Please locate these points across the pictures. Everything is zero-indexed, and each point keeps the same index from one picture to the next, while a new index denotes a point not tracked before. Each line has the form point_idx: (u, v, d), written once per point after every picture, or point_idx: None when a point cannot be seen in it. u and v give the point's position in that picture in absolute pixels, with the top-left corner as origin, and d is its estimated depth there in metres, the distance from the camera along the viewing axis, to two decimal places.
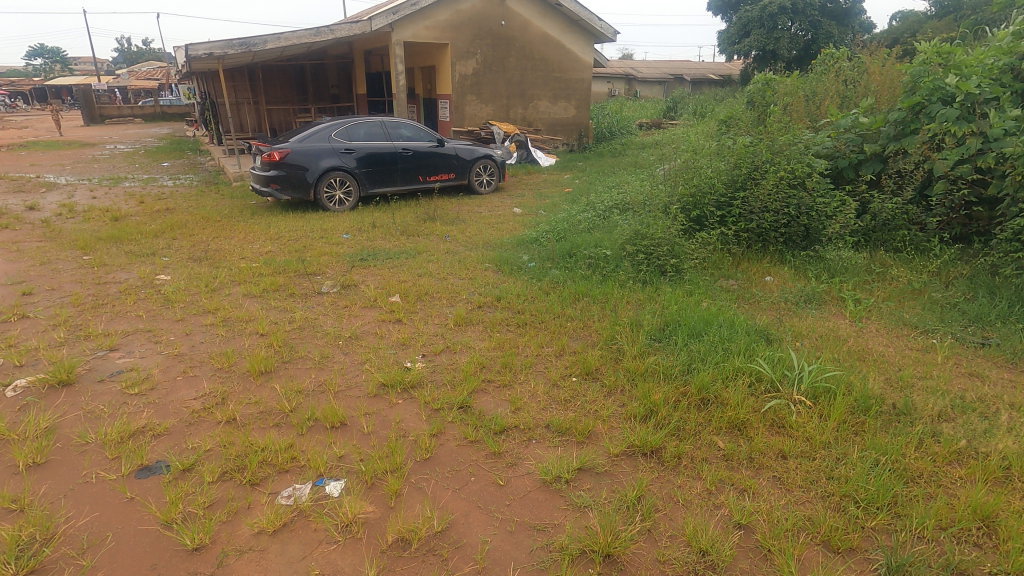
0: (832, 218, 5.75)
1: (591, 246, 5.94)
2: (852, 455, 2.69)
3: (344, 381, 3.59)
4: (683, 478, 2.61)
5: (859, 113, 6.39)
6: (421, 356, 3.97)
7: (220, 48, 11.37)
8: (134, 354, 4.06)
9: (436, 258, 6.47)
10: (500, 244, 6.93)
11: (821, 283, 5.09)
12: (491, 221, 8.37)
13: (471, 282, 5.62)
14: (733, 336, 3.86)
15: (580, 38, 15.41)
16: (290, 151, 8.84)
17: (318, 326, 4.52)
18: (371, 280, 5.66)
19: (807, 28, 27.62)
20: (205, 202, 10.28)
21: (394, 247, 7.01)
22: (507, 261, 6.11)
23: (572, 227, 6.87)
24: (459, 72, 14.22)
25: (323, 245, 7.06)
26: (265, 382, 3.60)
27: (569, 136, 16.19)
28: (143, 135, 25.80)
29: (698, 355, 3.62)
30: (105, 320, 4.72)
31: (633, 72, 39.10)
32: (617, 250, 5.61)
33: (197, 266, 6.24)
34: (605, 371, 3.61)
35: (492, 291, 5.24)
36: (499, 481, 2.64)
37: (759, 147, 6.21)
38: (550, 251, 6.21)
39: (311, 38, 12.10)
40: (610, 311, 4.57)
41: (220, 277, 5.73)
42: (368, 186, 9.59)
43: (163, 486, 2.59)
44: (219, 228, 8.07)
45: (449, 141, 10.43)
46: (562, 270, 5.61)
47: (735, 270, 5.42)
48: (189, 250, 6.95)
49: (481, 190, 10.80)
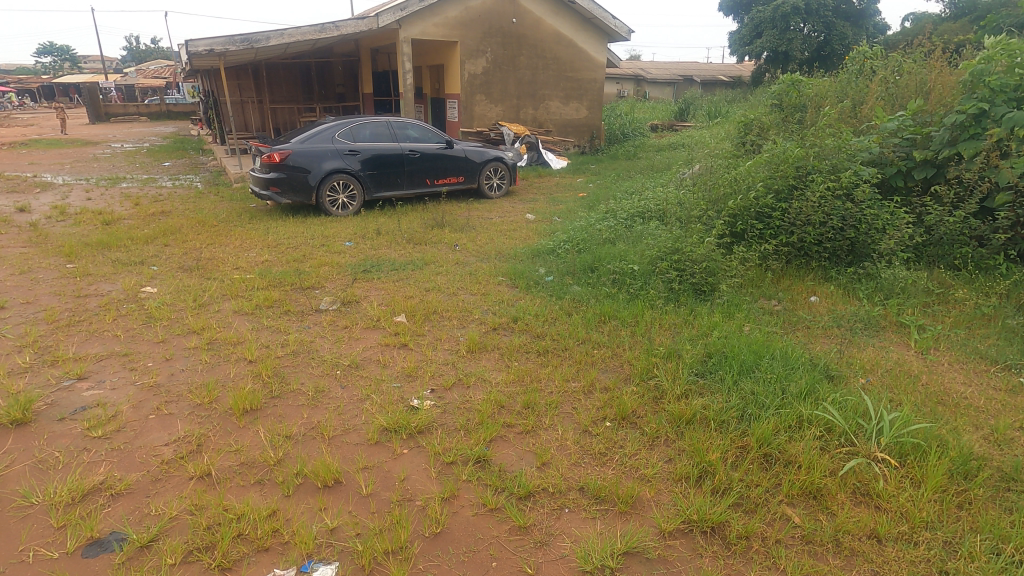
0: (881, 232, 5.23)
1: (615, 260, 5.44)
2: (966, 542, 2.17)
3: (340, 424, 3.10)
4: (759, 571, 2.10)
5: (908, 115, 5.86)
6: (429, 390, 3.47)
7: (221, 44, 10.92)
8: (104, 384, 3.57)
9: (445, 271, 5.98)
10: (514, 255, 6.43)
11: (874, 305, 4.56)
12: (503, 229, 7.87)
13: (483, 299, 5.11)
14: (791, 373, 3.34)
15: (593, 36, 14.89)
16: (291, 152, 8.38)
17: (313, 352, 4.03)
18: (375, 296, 5.17)
19: (820, 30, 26.95)
20: (203, 205, 9.82)
21: (400, 258, 6.52)
22: (522, 274, 5.62)
23: (592, 237, 6.36)
24: (468, 71, 13.74)
25: (325, 255, 6.58)
26: (248, 424, 3.10)
27: (581, 137, 15.66)
28: (147, 134, 25.41)
29: (752, 397, 3.10)
30: (78, 341, 4.24)
31: (642, 73, 38.50)
32: (644, 265, 5.10)
33: (187, 277, 5.77)
34: (644, 416, 3.10)
35: (507, 311, 4.73)
36: (527, 569, 2.13)
37: (798, 150, 5.70)
38: (570, 264, 5.70)
39: (315, 35, 11.64)
40: (643, 338, 4.07)
41: (210, 291, 5.25)
42: (373, 189, 9.12)
43: (113, 571, 2.11)
44: (214, 234, 7.61)
45: (458, 142, 9.95)
46: (584, 286, 5.12)
47: (776, 289, 4.91)
48: (180, 258, 6.48)
49: (491, 194, 10.31)
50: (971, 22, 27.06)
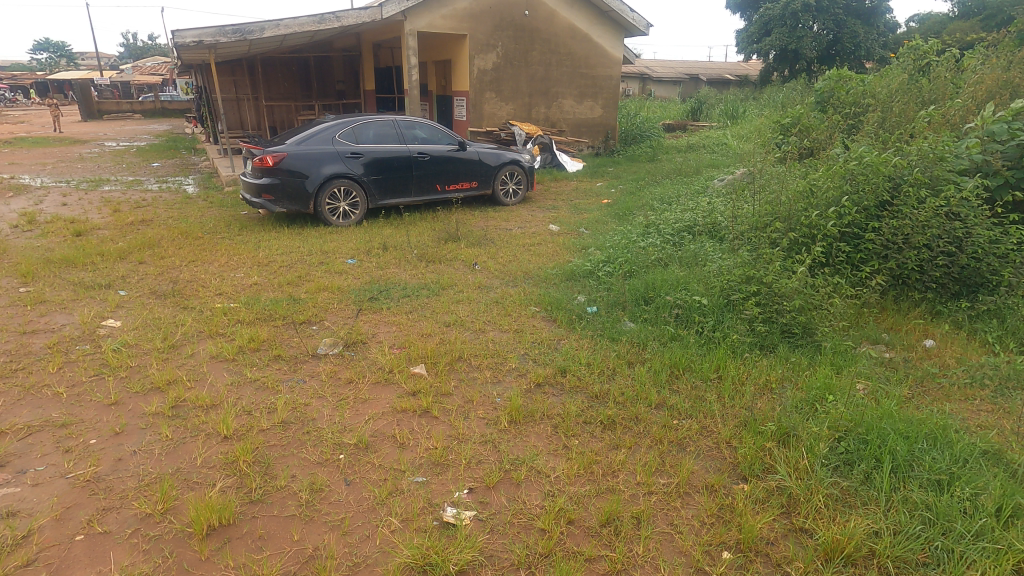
0: (1001, 259, 4.34)
1: (674, 289, 4.53)
2: None
3: (346, 557, 2.17)
4: None
5: (1012, 117, 4.98)
6: (466, 490, 2.54)
7: (210, 35, 9.94)
8: (23, 478, 2.64)
9: (466, 298, 5.05)
10: (544, 278, 5.50)
11: (1011, 354, 3.69)
12: (526, 242, 6.94)
13: (517, 339, 4.18)
14: (969, 469, 2.45)
15: (609, 31, 13.94)
16: (286, 155, 7.44)
17: (308, 423, 3.09)
18: (386, 336, 4.24)
19: (831, 28, 25.85)
20: (189, 212, 8.88)
21: (411, 280, 5.60)
22: (561, 306, 4.69)
23: (638, 257, 5.43)
24: (478, 67, 12.78)
25: (323, 277, 5.64)
26: (213, 555, 2.17)
27: (595, 137, 14.72)
28: (138, 134, 23.84)
29: (931, 516, 2.22)
30: (7, 402, 3.31)
31: (648, 72, 37.47)
32: (714, 298, 4.19)
33: (160, 308, 4.83)
34: (779, 544, 2.21)
35: (551, 359, 3.81)
36: None
37: (887, 157, 4.81)
38: (617, 293, 4.78)
39: (314, 26, 10.68)
40: (737, 404, 3.16)
41: (185, 328, 4.33)
42: (378, 196, 8.19)
43: None
44: (198, 249, 6.68)
45: (471, 144, 9.00)
46: (641, 324, 4.21)
47: (881, 331, 4.02)
48: (155, 281, 5.54)
49: (506, 201, 9.38)
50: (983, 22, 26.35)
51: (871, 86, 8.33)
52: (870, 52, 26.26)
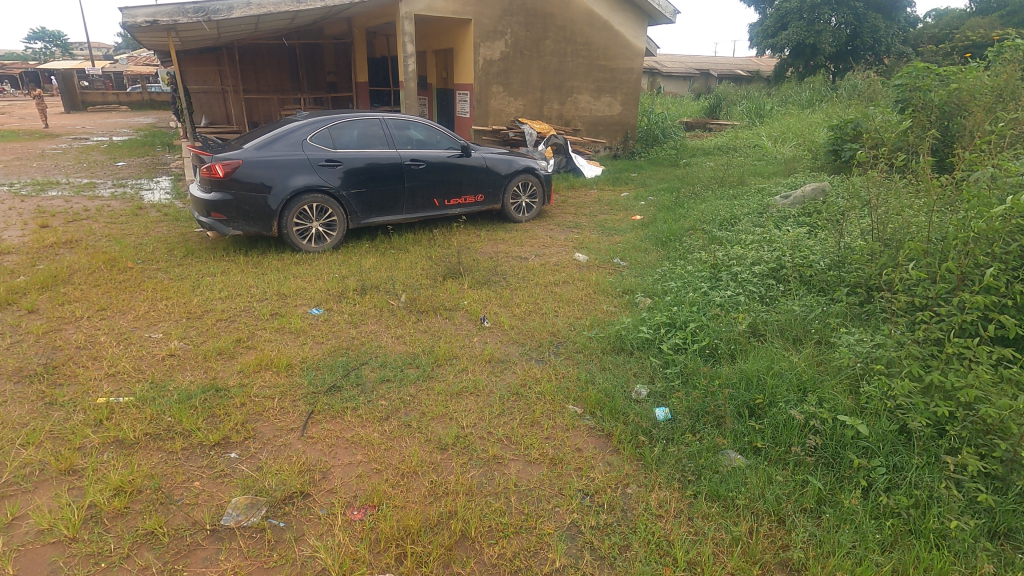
0: None
1: (797, 394, 2.89)
2: None
3: None
4: None
5: None
6: None
7: (166, 14, 8.19)
8: None
9: (471, 388, 3.41)
10: (582, 348, 3.88)
11: None
12: (549, 281, 5.28)
13: (559, 487, 2.57)
14: None
15: (631, 18, 12.26)
16: (242, 162, 5.82)
17: None
18: (343, 478, 2.61)
19: (850, 22, 23.86)
20: (131, 229, 7.21)
21: (393, 345, 4.01)
22: (619, 413, 3.05)
23: (719, 320, 3.79)
24: (484, 56, 11.08)
25: (272, 341, 4.04)
26: None
27: (614, 138, 13.05)
28: (117, 126, 22.26)
29: None
30: None
31: (655, 67, 35.68)
32: (877, 421, 2.58)
33: (12, 403, 3.23)
34: None
35: (622, 552, 2.20)
36: None
37: None
38: (702, 388, 3.14)
39: (292, 6, 8.96)
40: None
41: (23, 456, 2.71)
42: (361, 215, 6.55)
43: None
44: (120, 288, 5.08)
45: (476, 147, 7.35)
46: (760, 464, 2.59)
47: None
48: (32, 348, 3.91)
49: (518, 218, 7.77)
50: (1005, 19, 24.49)
51: (968, 86, 6.63)
52: (890, 48, 24.33)
